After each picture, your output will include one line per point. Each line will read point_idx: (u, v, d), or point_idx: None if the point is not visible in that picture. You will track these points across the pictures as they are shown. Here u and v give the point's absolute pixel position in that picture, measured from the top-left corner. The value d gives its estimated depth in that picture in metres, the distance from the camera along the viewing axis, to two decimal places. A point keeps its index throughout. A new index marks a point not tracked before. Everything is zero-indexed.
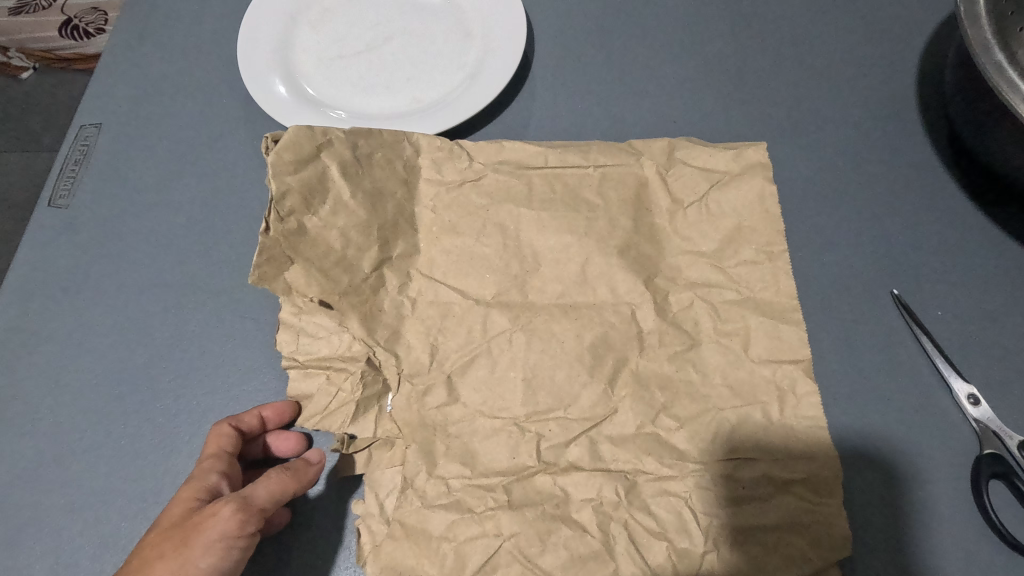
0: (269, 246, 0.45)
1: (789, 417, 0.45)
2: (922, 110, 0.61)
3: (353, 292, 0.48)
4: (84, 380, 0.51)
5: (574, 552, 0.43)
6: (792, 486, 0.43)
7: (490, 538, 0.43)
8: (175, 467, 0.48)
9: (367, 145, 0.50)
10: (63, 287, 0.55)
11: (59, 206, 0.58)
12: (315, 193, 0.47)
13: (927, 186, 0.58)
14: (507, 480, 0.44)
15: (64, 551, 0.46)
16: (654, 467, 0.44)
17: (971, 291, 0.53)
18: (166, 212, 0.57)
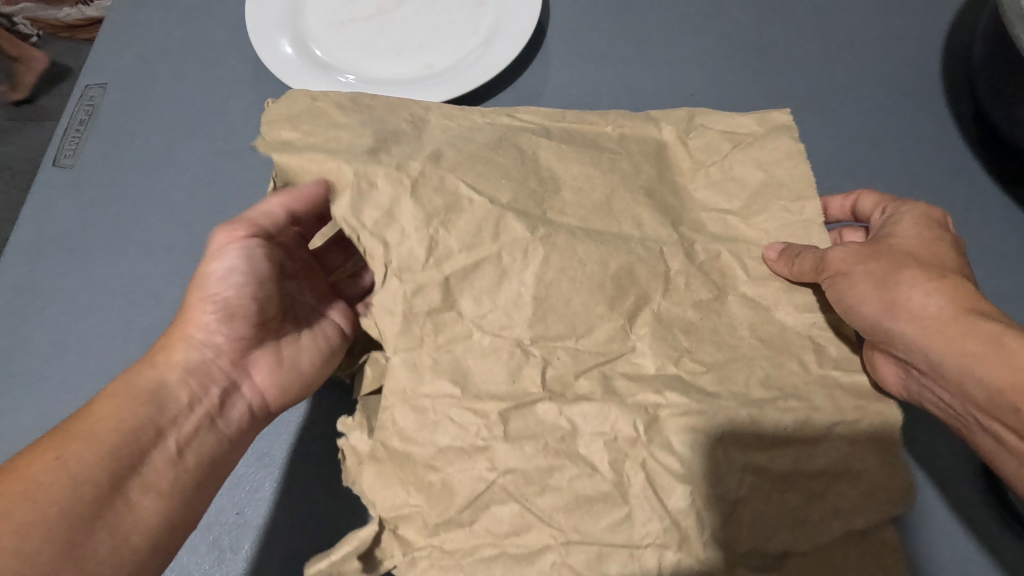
0: (271, 206, 0.45)
1: (840, 383, 0.41)
2: (950, 84, 0.59)
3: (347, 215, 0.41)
4: (90, 340, 0.51)
5: (578, 494, 0.38)
6: (848, 464, 0.40)
7: (485, 476, 0.38)
8: None
9: (370, 101, 0.48)
10: (68, 248, 0.54)
11: (64, 167, 0.57)
12: (308, 136, 0.46)
13: (951, 163, 0.56)
14: (508, 407, 0.39)
15: None
16: (676, 403, 0.39)
17: (989, 273, 0.52)
18: (172, 174, 0.56)
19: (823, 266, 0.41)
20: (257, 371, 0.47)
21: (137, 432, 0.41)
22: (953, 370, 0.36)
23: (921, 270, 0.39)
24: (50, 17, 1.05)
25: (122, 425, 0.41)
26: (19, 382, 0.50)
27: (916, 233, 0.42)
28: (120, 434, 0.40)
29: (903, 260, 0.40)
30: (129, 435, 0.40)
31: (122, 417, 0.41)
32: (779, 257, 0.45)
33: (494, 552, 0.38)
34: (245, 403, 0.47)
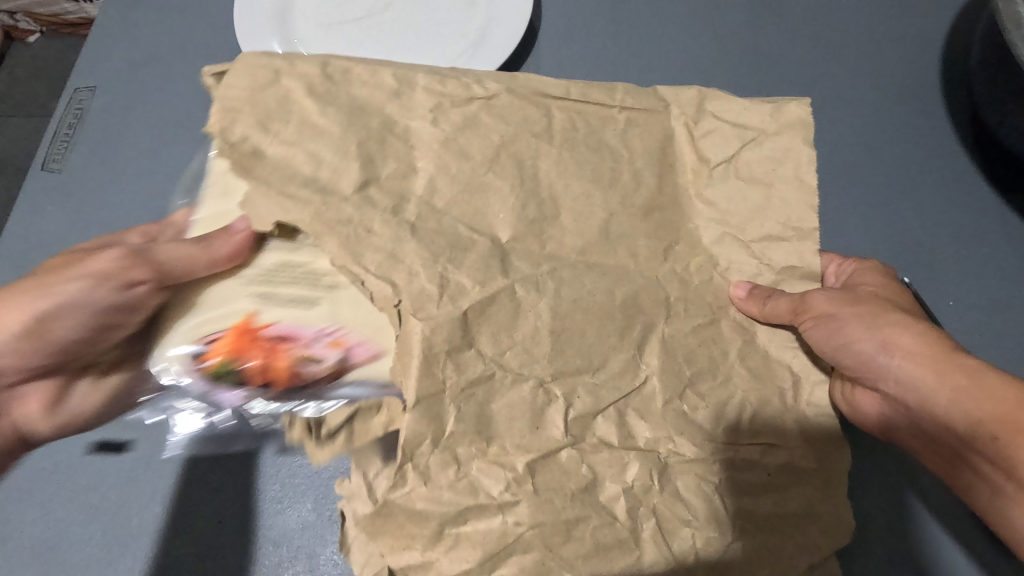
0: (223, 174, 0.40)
1: (804, 407, 0.44)
2: (948, 88, 0.58)
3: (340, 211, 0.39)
4: None
5: (598, 543, 0.39)
6: (808, 477, 0.43)
7: (511, 528, 0.38)
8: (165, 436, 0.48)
9: (344, 73, 0.44)
10: (56, 254, 0.54)
11: (52, 171, 0.57)
12: (274, 116, 0.42)
13: (948, 170, 0.56)
14: (530, 459, 0.38)
15: None
16: (683, 449, 0.41)
17: (986, 285, 0.52)
18: (160, 180, 0.56)
19: (803, 307, 0.43)
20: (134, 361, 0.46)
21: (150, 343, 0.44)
22: (937, 404, 0.39)
23: (900, 314, 0.43)
24: (50, 13, 1.03)
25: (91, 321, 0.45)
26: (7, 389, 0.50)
27: (887, 284, 0.46)
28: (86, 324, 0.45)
29: (882, 305, 0.44)
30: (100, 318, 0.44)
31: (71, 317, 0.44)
32: (748, 297, 0.45)
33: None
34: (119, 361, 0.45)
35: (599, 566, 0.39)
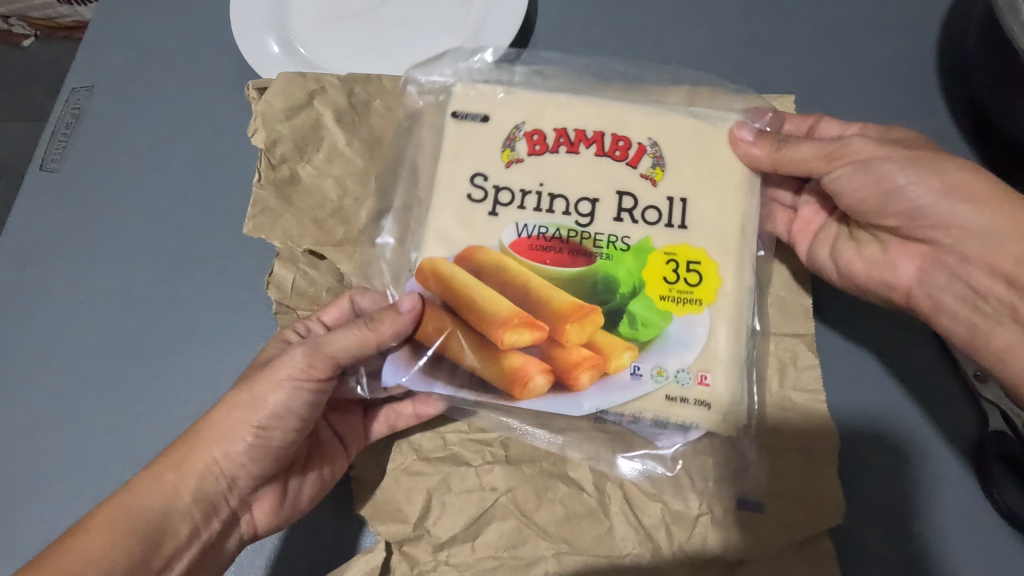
0: (262, 198, 0.50)
1: (787, 389, 0.46)
2: (942, 76, 0.58)
3: (351, 242, 0.52)
4: (76, 343, 0.51)
5: (569, 509, 0.44)
6: (786, 453, 0.45)
7: (488, 493, 0.45)
8: (166, 433, 0.48)
9: (364, 91, 0.54)
10: (56, 252, 0.55)
11: (50, 171, 0.57)
12: (309, 142, 0.53)
13: (943, 156, 0.56)
14: (504, 436, 0.46)
15: (63, 510, 0.46)
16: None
17: None
18: (158, 178, 0.56)
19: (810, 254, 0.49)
20: (259, 504, 0.43)
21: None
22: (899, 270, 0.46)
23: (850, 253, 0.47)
24: (43, 16, 1.01)
25: (272, 418, 0.40)
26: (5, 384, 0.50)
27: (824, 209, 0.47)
28: (281, 431, 0.41)
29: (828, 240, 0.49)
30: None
31: (285, 425, 0.41)
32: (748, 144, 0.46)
33: (492, 564, 0.43)
34: (239, 535, 0.43)
35: (571, 532, 0.43)
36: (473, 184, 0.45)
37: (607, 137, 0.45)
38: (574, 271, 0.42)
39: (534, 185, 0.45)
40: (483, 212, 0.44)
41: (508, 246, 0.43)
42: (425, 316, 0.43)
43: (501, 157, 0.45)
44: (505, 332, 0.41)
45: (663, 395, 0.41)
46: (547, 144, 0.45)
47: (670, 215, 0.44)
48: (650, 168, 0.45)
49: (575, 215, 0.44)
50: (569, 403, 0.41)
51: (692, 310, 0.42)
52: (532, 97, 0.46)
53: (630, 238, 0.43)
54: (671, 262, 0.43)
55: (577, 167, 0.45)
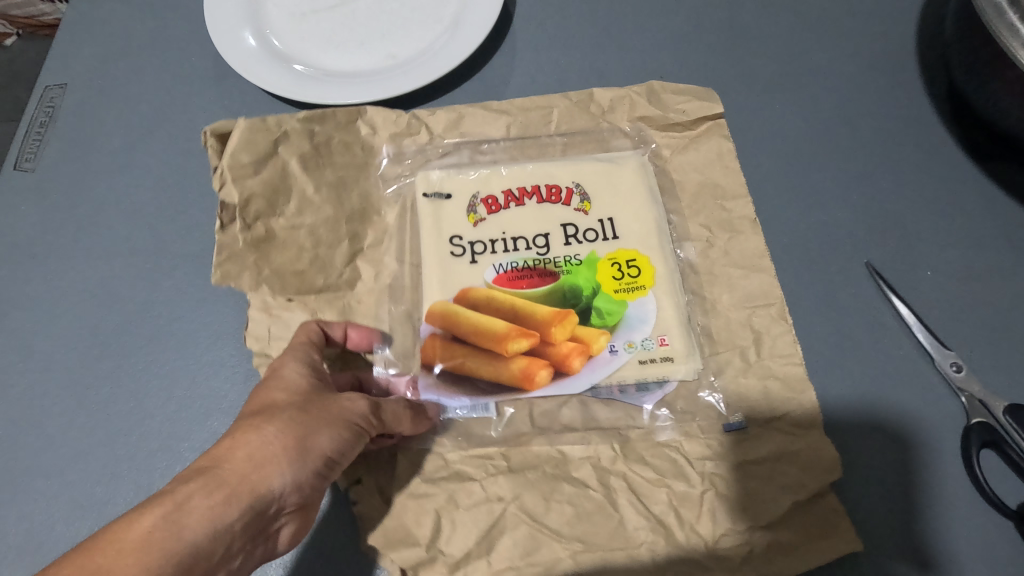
0: (227, 245, 0.49)
1: (768, 361, 0.47)
2: (921, 62, 0.59)
3: (330, 289, 0.50)
4: (54, 348, 0.50)
5: (578, 508, 0.43)
6: (772, 425, 0.45)
7: (494, 503, 0.43)
8: (148, 439, 0.47)
9: (324, 130, 0.53)
10: (31, 255, 0.53)
11: (24, 170, 0.56)
12: (278, 194, 0.52)
13: (924, 141, 0.56)
14: (505, 448, 0.45)
15: (43, 520, 0.44)
16: (644, 424, 0.46)
17: (971, 250, 0.51)
18: (134, 179, 0.55)
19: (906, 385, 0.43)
20: (280, 535, 0.38)
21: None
22: None
23: None
24: (25, 15, 0.97)
25: (338, 454, 0.39)
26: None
27: None
28: (337, 462, 0.39)
29: None
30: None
31: (344, 461, 0.40)
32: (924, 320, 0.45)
33: (511, 574, 0.41)
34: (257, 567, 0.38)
35: (585, 530, 0.42)
36: (452, 244, 0.51)
37: (543, 188, 0.53)
38: (546, 289, 0.49)
39: (499, 234, 0.51)
40: (465, 263, 0.50)
41: (488, 282, 0.49)
42: (440, 345, 0.47)
43: (467, 220, 0.52)
44: (509, 344, 0.46)
45: (636, 361, 0.47)
46: (501, 204, 0.52)
47: (605, 231, 0.51)
48: (580, 202, 0.52)
49: (538, 251, 0.50)
50: (571, 383, 0.46)
51: (641, 293, 0.49)
52: (477, 176, 0.53)
53: (581, 256, 0.50)
54: (615, 265, 0.50)
55: (535, 216, 0.52)
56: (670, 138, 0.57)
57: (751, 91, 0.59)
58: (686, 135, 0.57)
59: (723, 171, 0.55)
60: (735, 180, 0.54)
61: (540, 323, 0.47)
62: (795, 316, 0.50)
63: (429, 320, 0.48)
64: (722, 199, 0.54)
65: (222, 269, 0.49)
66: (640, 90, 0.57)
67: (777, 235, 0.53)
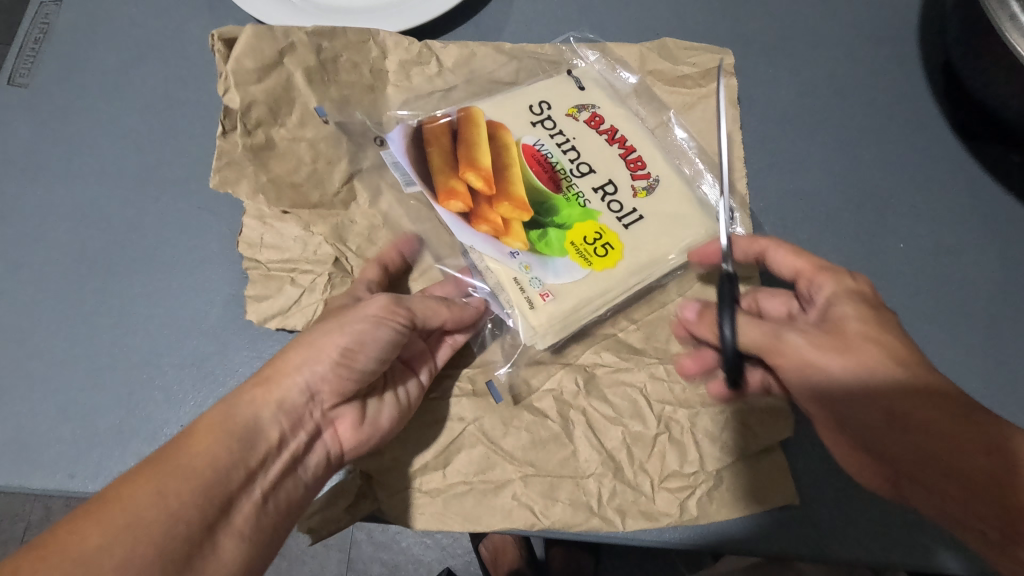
0: (228, 151, 0.49)
1: None
2: (917, 35, 0.59)
3: (325, 205, 0.51)
4: (41, 256, 0.51)
5: (534, 436, 0.45)
6: None
7: (455, 423, 0.46)
8: (131, 348, 0.49)
9: (332, 48, 0.53)
10: (22, 165, 0.54)
11: (15, 83, 0.56)
12: (280, 103, 0.52)
13: (910, 115, 0.56)
14: (472, 370, 0.48)
15: (27, 414, 0.47)
16: (610, 360, 0.47)
17: (941, 227, 0.53)
18: (127, 99, 0.56)
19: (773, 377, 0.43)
20: (339, 423, 0.42)
21: (228, 472, 0.35)
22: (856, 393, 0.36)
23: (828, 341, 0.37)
24: None
25: (360, 342, 0.40)
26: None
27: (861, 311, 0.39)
28: (364, 357, 0.41)
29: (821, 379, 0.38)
30: (224, 474, 0.35)
31: (370, 351, 0.41)
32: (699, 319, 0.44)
33: (463, 488, 0.44)
34: (322, 451, 0.41)
35: (538, 457, 0.44)
36: (539, 103, 0.52)
37: (636, 153, 0.51)
38: (539, 185, 0.49)
39: (569, 135, 0.51)
40: (526, 117, 0.51)
41: (521, 142, 0.50)
42: (444, 137, 0.51)
43: (566, 108, 0.52)
44: (468, 172, 0.49)
45: (512, 276, 0.46)
46: (598, 126, 0.51)
47: (625, 213, 0.49)
48: (642, 186, 0.49)
49: (573, 167, 0.50)
50: (454, 226, 0.48)
51: (579, 263, 0.47)
52: (613, 102, 0.53)
53: (588, 204, 0.49)
54: (597, 235, 0.48)
55: (600, 151, 0.51)
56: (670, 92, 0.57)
57: (746, 54, 0.59)
58: (695, 92, 0.57)
59: (716, 131, 0.56)
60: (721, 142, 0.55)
61: (501, 191, 0.48)
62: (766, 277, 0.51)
63: (470, 118, 0.51)
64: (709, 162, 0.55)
65: (222, 172, 0.48)
66: (651, 46, 0.57)
67: (756, 197, 0.54)
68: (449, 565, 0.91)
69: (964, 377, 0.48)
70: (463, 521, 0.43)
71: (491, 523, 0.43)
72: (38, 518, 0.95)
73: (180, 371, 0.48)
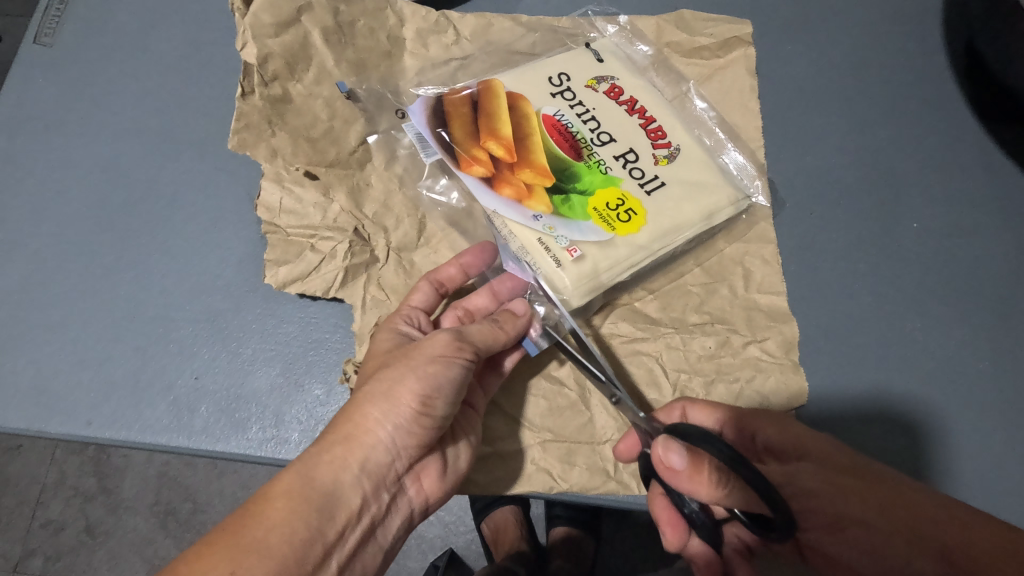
0: (247, 112, 0.49)
1: (753, 293, 0.49)
2: (940, 12, 0.58)
3: (341, 164, 0.51)
4: (65, 208, 0.52)
5: (551, 403, 0.46)
6: (749, 347, 0.47)
7: None
8: (150, 302, 0.50)
9: (349, 12, 0.53)
10: (46, 122, 0.54)
11: (40, 36, 0.56)
12: (297, 60, 0.51)
13: (929, 92, 0.56)
14: None
15: (48, 360, 0.48)
16: (627, 330, 0.48)
17: (955, 205, 0.53)
18: (151, 62, 0.56)
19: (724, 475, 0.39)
20: (423, 475, 0.41)
21: (305, 548, 0.35)
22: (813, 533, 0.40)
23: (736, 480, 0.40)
24: None
25: (433, 388, 0.39)
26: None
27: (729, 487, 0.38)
28: (441, 403, 0.39)
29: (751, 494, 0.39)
30: (299, 551, 0.35)
31: (445, 396, 0.39)
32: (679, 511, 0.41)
33: (481, 453, 0.45)
34: (407, 508, 0.41)
35: (555, 423, 0.45)
36: (558, 74, 0.52)
37: (656, 123, 0.51)
38: (559, 153, 0.49)
39: (589, 106, 0.51)
40: (546, 88, 0.51)
41: (540, 112, 0.50)
42: (462, 107, 0.51)
43: (585, 79, 0.52)
44: (490, 142, 0.49)
45: (537, 238, 0.47)
46: (617, 96, 0.51)
47: (647, 182, 0.49)
48: (662, 155, 0.50)
49: (594, 137, 0.50)
50: (478, 194, 0.48)
51: (603, 228, 0.47)
52: (632, 74, 0.52)
53: (610, 171, 0.49)
54: (619, 202, 0.48)
55: (620, 122, 0.51)
56: (687, 66, 0.57)
57: (765, 27, 0.59)
58: (712, 63, 0.56)
59: (735, 104, 0.55)
60: (740, 116, 0.55)
61: (523, 158, 0.49)
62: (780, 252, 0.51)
63: (485, 88, 0.51)
64: (727, 136, 0.55)
65: (239, 129, 0.49)
66: (668, 17, 0.57)
67: (773, 171, 0.54)
68: (453, 545, 0.83)
69: (970, 354, 0.49)
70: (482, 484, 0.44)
71: (510, 487, 0.43)
72: (53, 482, 0.89)
73: (195, 326, 0.49)
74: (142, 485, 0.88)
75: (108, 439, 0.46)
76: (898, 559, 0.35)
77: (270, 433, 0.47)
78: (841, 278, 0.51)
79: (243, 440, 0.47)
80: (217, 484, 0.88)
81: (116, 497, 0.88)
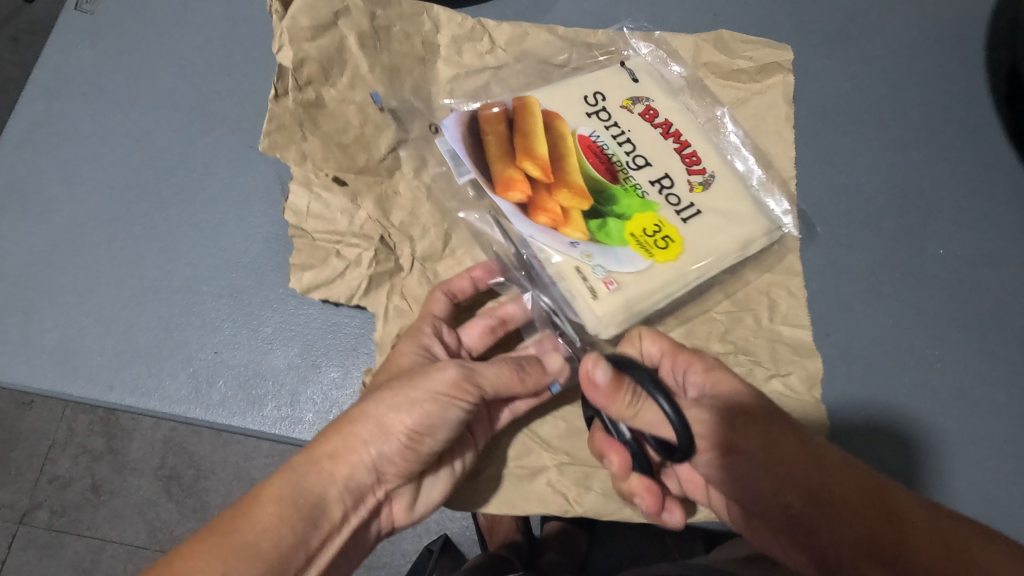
0: (279, 115, 0.48)
1: (778, 324, 0.49)
2: (987, 39, 0.56)
3: (370, 170, 0.52)
4: (98, 195, 0.53)
5: (570, 425, 0.46)
6: (772, 380, 0.47)
7: None
8: (175, 285, 0.51)
9: (386, 15, 0.52)
10: (81, 107, 0.55)
11: (77, 20, 0.56)
12: (333, 64, 0.51)
13: (968, 122, 0.55)
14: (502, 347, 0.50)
15: (76, 333, 0.50)
16: None
17: (989, 242, 0.52)
18: (186, 52, 0.56)
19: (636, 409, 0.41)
20: (395, 501, 0.42)
21: (289, 553, 0.34)
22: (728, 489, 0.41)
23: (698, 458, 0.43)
24: None
25: (426, 425, 0.38)
26: (27, 239, 0.52)
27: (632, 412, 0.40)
28: (430, 440, 0.39)
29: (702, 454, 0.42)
30: (284, 556, 0.34)
31: (437, 434, 0.39)
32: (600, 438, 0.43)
33: (499, 472, 0.45)
34: (376, 526, 0.41)
35: (572, 446, 0.46)
36: (593, 93, 0.51)
37: (691, 148, 0.50)
38: (597, 176, 0.49)
39: (625, 127, 0.51)
40: (580, 107, 0.51)
41: (576, 133, 0.50)
42: (494, 124, 0.51)
43: (621, 99, 0.51)
44: (525, 160, 0.49)
45: (574, 266, 0.46)
46: (653, 118, 0.51)
47: (682, 208, 0.49)
48: (697, 181, 0.49)
49: (628, 160, 0.50)
50: (514, 214, 0.48)
51: (639, 254, 0.47)
52: (667, 96, 0.52)
53: (645, 195, 0.49)
54: (654, 227, 0.48)
55: (655, 145, 0.50)
56: (723, 86, 0.56)
57: (806, 45, 0.57)
58: (750, 87, 0.55)
59: (768, 126, 0.54)
60: (775, 139, 0.54)
61: (558, 177, 0.48)
62: (808, 281, 0.51)
63: (518, 104, 0.51)
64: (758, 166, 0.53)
65: (270, 131, 0.48)
66: (708, 36, 0.56)
67: (803, 198, 0.53)
68: (447, 531, 0.74)
69: (992, 396, 0.48)
70: (497, 502, 0.44)
71: (525, 507, 0.44)
72: (63, 439, 0.83)
73: (217, 301, 0.51)
74: (149, 449, 0.80)
75: (129, 406, 0.49)
76: (769, 491, 0.39)
77: (286, 412, 0.50)
78: (867, 309, 0.50)
79: (260, 415, 0.49)
80: (223, 454, 0.79)
81: (123, 458, 0.80)
